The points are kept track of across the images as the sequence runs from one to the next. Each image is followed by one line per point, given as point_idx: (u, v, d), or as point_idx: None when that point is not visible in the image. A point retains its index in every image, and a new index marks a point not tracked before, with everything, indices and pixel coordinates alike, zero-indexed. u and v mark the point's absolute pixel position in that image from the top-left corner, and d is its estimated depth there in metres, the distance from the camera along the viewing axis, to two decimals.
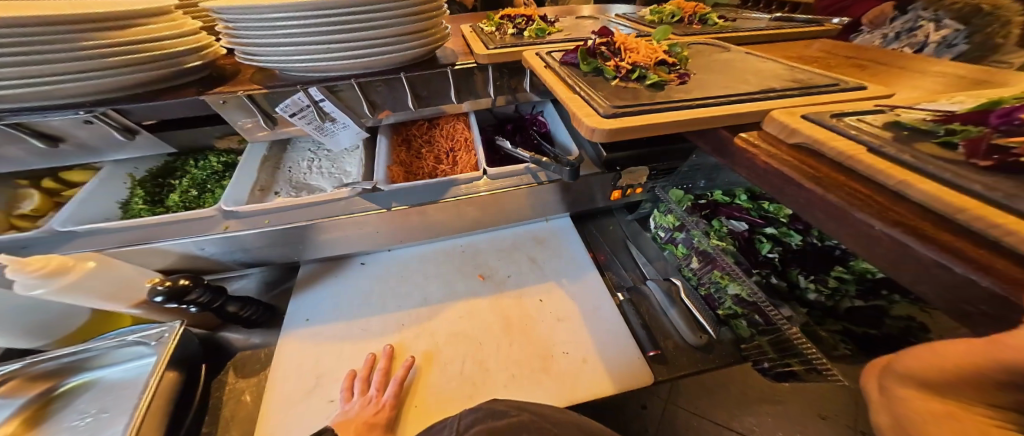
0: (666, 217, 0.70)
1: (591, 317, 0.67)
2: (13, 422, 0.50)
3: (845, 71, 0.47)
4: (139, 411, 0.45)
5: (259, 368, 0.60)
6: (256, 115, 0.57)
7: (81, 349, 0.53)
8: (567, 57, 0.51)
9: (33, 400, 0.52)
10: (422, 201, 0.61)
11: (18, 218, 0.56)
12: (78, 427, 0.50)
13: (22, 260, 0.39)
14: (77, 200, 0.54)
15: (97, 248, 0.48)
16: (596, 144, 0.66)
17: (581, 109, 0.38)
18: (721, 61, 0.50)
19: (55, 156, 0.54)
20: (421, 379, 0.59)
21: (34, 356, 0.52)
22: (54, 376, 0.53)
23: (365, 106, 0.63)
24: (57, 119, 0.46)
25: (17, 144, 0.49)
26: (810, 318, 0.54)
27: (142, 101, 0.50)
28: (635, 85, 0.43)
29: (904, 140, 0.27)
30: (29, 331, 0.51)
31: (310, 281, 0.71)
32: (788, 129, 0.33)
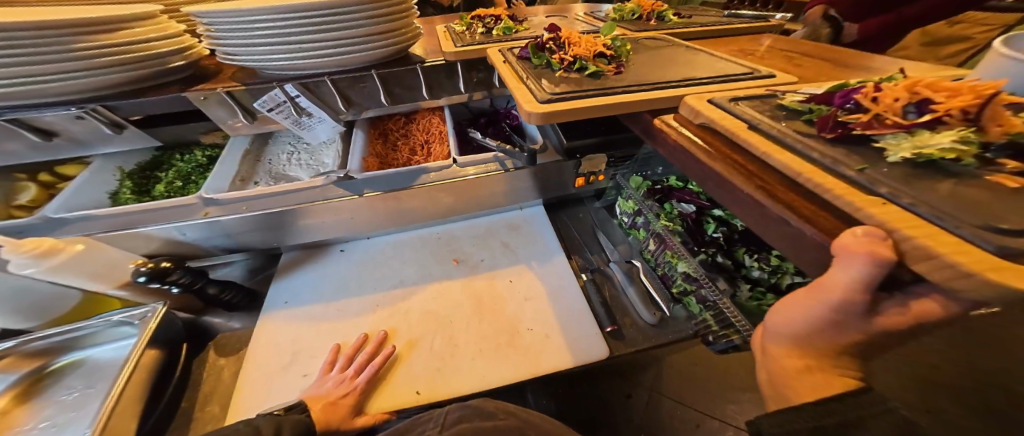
0: (627, 204, 0.74)
1: (556, 296, 0.71)
2: (8, 395, 0.55)
3: (773, 64, 0.52)
4: (118, 387, 0.48)
5: (239, 348, 0.64)
6: (237, 111, 0.61)
7: (70, 328, 0.56)
8: (522, 52, 0.55)
9: (27, 376, 0.56)
10: (394, 186, 0.66)
11: (18, 209, 0.60)
12: (66, 401, 0.55)
13: (18, 241, 0.43)
14: (72, 188, 0.58)
15: (87, 233, 0.52)
16: (558, 132, 0.70)
17: (522, 97, 0.42)
18: (664, 52, 0.53)
19: (50, 149, 0.57)
20: (399, 355, 0.63)
21: (25, 335, 0.55)
22: (45, 355, 0.57)
23: (339, 101, 0.66)
24: (50, 115, 0.51)
25: (17, 139, 0.53)
26: (750, 293, 0.58)
27: (129, 98, 0.54)
28: (576, 75, 0.46)
29: (781, 119, 0.31)
30: (23, 311, 0.55)
31: (291, 267, 0.75)
32: (696, 112, 0.35)
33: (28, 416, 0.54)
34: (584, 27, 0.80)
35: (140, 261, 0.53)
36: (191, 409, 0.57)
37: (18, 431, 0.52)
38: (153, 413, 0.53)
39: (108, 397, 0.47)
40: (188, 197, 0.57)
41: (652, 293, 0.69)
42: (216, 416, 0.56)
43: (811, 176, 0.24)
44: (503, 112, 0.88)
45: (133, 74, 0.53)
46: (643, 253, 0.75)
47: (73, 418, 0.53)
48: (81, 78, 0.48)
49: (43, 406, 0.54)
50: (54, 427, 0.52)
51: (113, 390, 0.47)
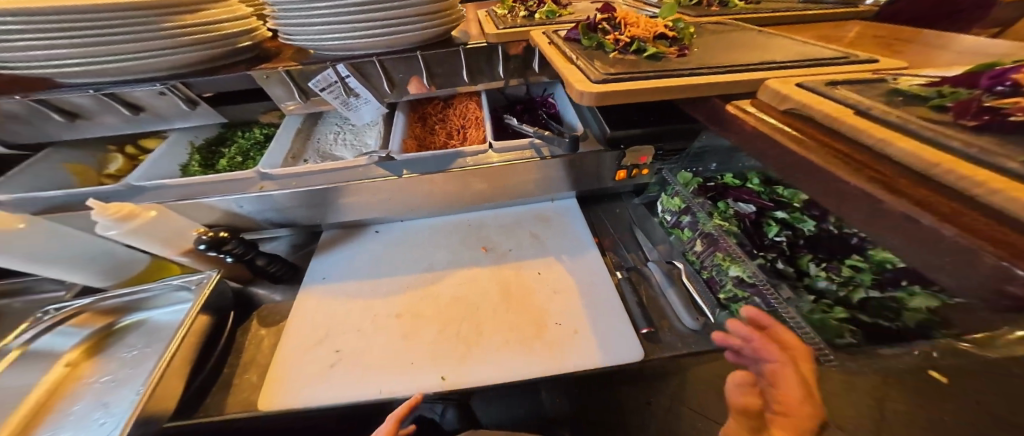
0: (672, 201, 0.72)
1: (588, 293, 0.68)
2: (78, 349, 0.59)
3: (869, 51, 0.45)
4: (170, 352, 0.51)
5: (279, 319, 0.67)
6: (293, 90, 0.62)
7: (141, 290, 0.61)
8: (569, 33, 0.48)
9: (97, 331, 0.61)
10: (430, 170, 0.65)
11: (107, 177, 0.65)
12: (129, 358, 0.59)
13: (105, 205, 0.47)
14: (150, 160, 0.62)
15: (161, 201, 0.57)
16: (602, 123, 0.65)
17: (573, 79, 0.38)
18: (738, 33, 0.47)
19: (137, 122, 0.60)
20: (431, 339, 0.64)
21: (101, 292, 0.60)
22: (114, 313, 0.62)
23: (385, 83, 0.66)
24: (140, 91, 0.53)
25: (110, 113, 0.56)
26: (813, 302, 0.53)
27: (204, 77, 0.55)
28: (633, 58, 0.40)
29: (898, 105, 0.26)
30: (103, 272, 0.59)
31: (331, 244, 0.78)
32: (782, 96, 0.30)
33: (95, 369, 0.58)
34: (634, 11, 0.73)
35: (203, 230, 0.57)
36: (230, 376, 0.59)
37: (89, 382, 0.56)
38: (198, 375, 0.55)
39: (163, 357, 0.50)
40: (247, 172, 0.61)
41: (695, 298, 0.64)
42: (250, 386, 0.57)
43: (952, 166, 0.18)
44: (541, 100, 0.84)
45: (210, 53, 0.54)
46: (685, 254, 0.70)
47: (132, 374, 0.57)
48: (167, 54, 0.50)
49: (107, 361, 0.59)
50: (115, 382, 0.56)
51: (166, 355, 0.51)
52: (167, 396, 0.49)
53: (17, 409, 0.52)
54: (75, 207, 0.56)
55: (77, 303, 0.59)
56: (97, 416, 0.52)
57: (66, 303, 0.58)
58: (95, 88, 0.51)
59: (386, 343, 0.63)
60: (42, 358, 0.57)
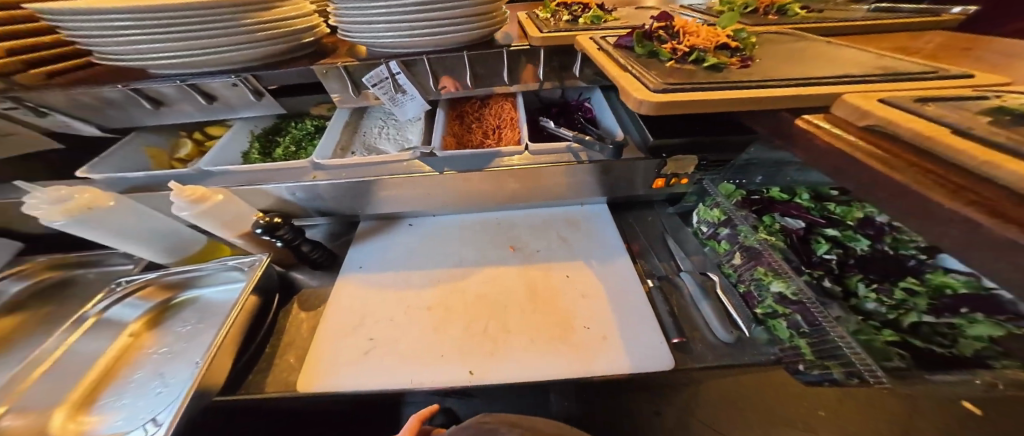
0: (711, 212, 0.70)
1: (618, 299, 0.68)
2: (140, 320, 0.64)
3: (953, 64, 0.42)
4: (224, 330, 0.54)
5: (317, 304, 0.70)
6: (348, 85, 0.65)
7: (196, 268, 0.65)
8: (623, 41, 0.47)
9: (156, 306, 0.66)
10: (468, 167, 0.67)
11: (178, 161, 0.70)
12: (183, 331, 0.63)
13: (183, 187, 0.53)
14: (217, 148, 0.66)
15: (226, 186, 0.61)
16: (644, 129, 0.64)
17: (631, 86, 0.37)
18: (806, 43, 0.45)
19: (210, 112, 0.64)
20: (459, 333, 0.65)
21: (163, 268, 0.66)
22: (173, 289, 0.67)
23: (431, 80, 0.69)
24: (218, 82, 0.57)
25: (188, 102, 0.60)
26: (864, 324, 0.49)
27: (273, 70, 0.59)
28: (691, 68, 0.39)
29: (1010, 125, 0.24)
30: (165, 250, 0.64)
31: (368, 234, 0.82)
32: (860, 112, 0.28)
33: (153, 340, 0.62)
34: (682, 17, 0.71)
35: (262, 215, 0.61)
36: (272, 356, 0.61)
37: (148, 352, 0.61)
38: (248, 351, 0.58)
39: (222, 331, 0.54)
40: (300, 161, 0.64)
41: (730, 312, 0.63)
42: (285, 369, 0.59)
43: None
44: (576, 104, 0.83)
45: (280, 48, 0.57)
46: (721, 266, 0.70)
47: (186, 348, 0.61)
48: (245, 48, 0.53)
49: (165, 334, 0.63)
50: (171, 355, 0.60)
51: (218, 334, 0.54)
52: (218, 371, 0.52)
53: (87, 372, 0.57)
54: (154, 188, 0.62)
55: (145, 277, 0.65)
56: (157, 385, 0.56)
57: (134, 277, 0.64)
58: (182, 79, 0.55)
59: (418, 334, 0.64)
60: (111, 327, 0.63)
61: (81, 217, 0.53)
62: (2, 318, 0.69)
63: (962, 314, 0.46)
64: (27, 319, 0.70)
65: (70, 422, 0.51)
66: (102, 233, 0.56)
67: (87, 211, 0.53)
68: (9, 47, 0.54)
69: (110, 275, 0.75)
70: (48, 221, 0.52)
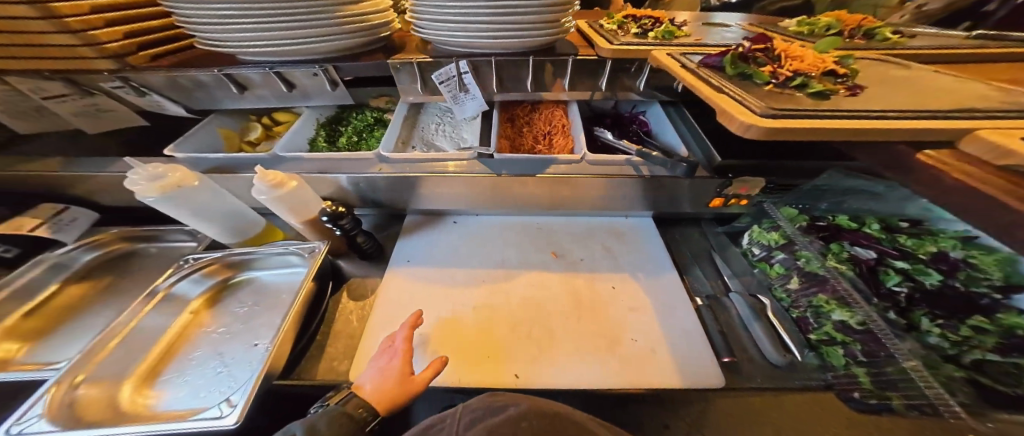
0: (769, 234, 0.70)
1: (665, 314, 0.68)
2: (201, 299, 0.66)
3: None
4: (289, 316, 0.55)
5: (366, 294, 0.71)
6: (417, 81, 0.67)
7: (258, 251, 0.68)
8: (710, 60, 0.47)
9: (216, 285, 0.68)
10: (525, 172, 0.67)
11: (247, 143, 0.75)
12: (239, 312, 0.65)
13: (266, 172, 0.55)
14: (291, 132, 0.69)
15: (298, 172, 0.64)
16: (710, 146, 0.63)
17: (731, 106, 0.37)
18: (914, 72, 0.43)
19: (288, 99, 0.66)
20: (507, 335, 0.65)
21: (227, 248, 0.69)
22: (234, 269, 0.70)
23: (494, 82, 0.70)
24: (301, 71, 0.60)
25: (270, 88, 0.63)
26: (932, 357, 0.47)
27: (351, 61, 0.61)
28: (794, 93, 0.38)
29: None
30: (224, 231, 0.67)
31: (414, 229, 0.83)
32: (1001, 151, 0.27)
33: (212, 318, 0.64)
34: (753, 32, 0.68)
35: (328, 203, 0.63)
36: (321, 343, 0.62)
37: (206, 330, 0.62)
38: (302, 339, 0.59)
39: (290, 312, 0.56)
40: (367, 153, 0.67)
41: (782, 337, 0.62)
42: (332, 356, 0.60)
43: None
44: (629, 116, 0.81)
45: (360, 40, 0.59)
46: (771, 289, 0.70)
47: (242, 330, 0.62)
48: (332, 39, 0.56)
49: (222, 313, 0.64)
50: (229, 334, 0.61)
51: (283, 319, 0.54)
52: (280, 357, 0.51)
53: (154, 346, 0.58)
54: (231, 171, 0.66)
55: (209, 256, 0.67)
56: (217, 363, 0.56)
57: (201, 255, 0.67)
58: (269, 67, 0.58)
59: (467, 332, 0.65)
60: (173, 303, 0.63)
61: (172, 194, 0.57)
62: (72, 285, 0.73)
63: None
64: (101, 283, 0.75)
65: (138, 396, 0.51)
66: (185, 210, 0.60)
67: (178, 189, 0.57)
68: (127, 31, 0.59)
69: (178, 249, 0.80)
70: (143, 196, 0.56)
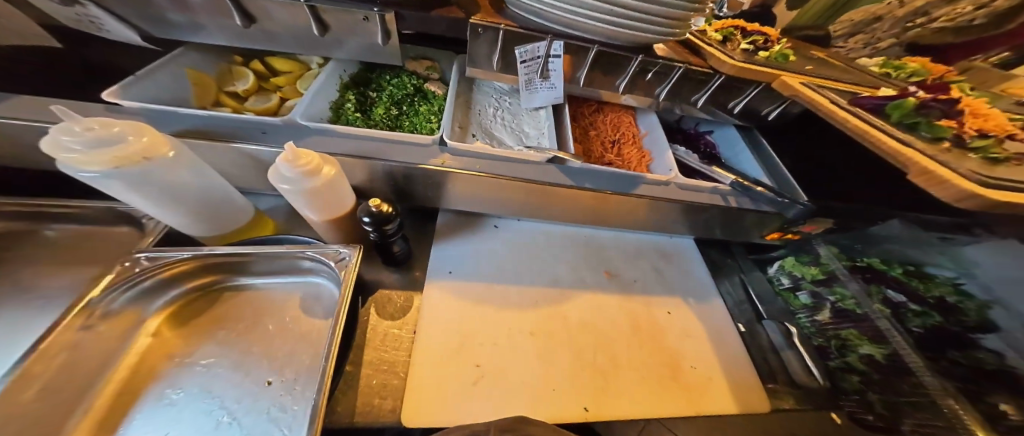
0: (807, 268, 0.72)
1: (715, 340, 0.68)
2: (160, 316, 0.51)
3: None
4: (332, 349, 0.41)
5: (402, 310, 0.60)
6: (497, 51, 0.52)
7: (247, 252, 0.51)
8: (866, 102, 0.44)
9: (182, 295, 0.54)
10: (611, 189, 0.59)
11: (227, 94, 0.60)
12: (228, 337, 0.50)
13: (298, 153, 0.39)
14: (309, 92, 0.52)
15: (329, 152, 0.48)
16: (790, 179, 0.61)
17: (934, 165, 0.33)
18: None
19: (315, 45, 0.48)
20: (571, 363, 0.59)
21: (196, 247, 0.50)
22: (219, 273, 0.55)
23: (583, 72, 0.58)
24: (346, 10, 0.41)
25: (295, 24, 0.44)
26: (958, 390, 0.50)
27: (421, 10, 0.44)
28: (971, 148, 0.35)
29: None
30: (195, 216, 0.49)
31: (449, 230, 0.72)
32: None
33: (185, 344, 0.50)
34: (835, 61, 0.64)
35: (375, 200, 0.49)
36: (349, 378, 0.49)
37: (175, 361, 0.48)
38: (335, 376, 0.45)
39: (333, 338, 0.43)
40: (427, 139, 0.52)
41: (806, 361, 0.68)
42: (374, 391, 0.50)
43: None
44: (695, 134, 0.79)
45: None
46: (794, 316, 0.74)
47: (237, 359, 0.48)
48: None
49: (206, 334, 0.51)
50: (222, 367, 0.47)
51: (326, 353, 0.40)
52: None
53: (103, 389, 0.44)
54: (228, 139, 0.47)
55: (173, 256, 0.50)
56: (215, 406, 0.43)
57: (160, 254, 0.49)
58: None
59: (527, 361, 0.57)
60: (116, 321, 0.47)
61: (132, 172, 0.38)
62: None
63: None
64: None
65: None
66: (147, 192, 0.41)
67: (140, 166, 0.38)
68: None
69: (118, 236, 0.57)
70: (75, 168, 0.36)
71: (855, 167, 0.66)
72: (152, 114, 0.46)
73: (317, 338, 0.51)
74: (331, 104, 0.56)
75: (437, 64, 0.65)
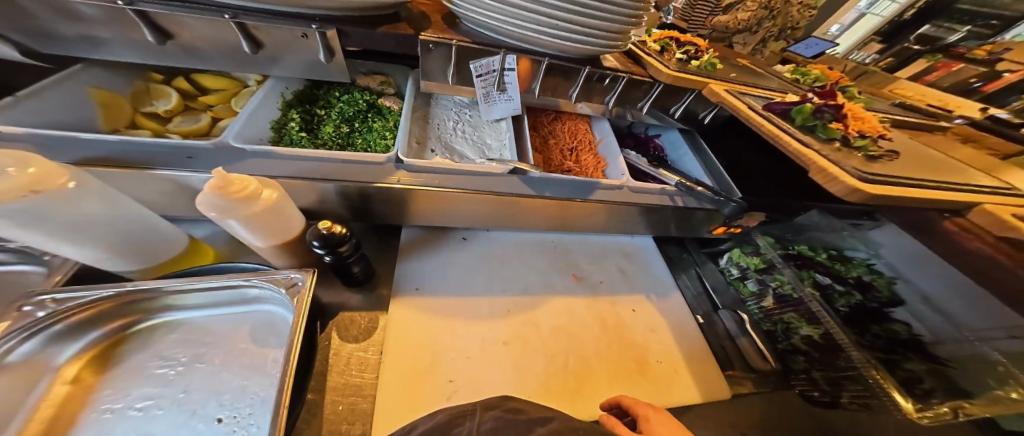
0: (749, 257, 0.79)
1: (677, 332, 0.73)
2: (77, 363, 0.44)
3: (988, 169, 0.54)
4: (286, 379, 0.38)
5: (366, 332, 0.57)
6: (450, 67, 0.52)
7: (183, 287, 0.46)
8: (775, 106, 0.48)
9: (105, 337, 0.47)
10: (571, 195, 0.62)
11: (148, 114, 0.56)
12: (168, 376, 0.45)
13: (229, 179, 0.36)
14: (244, 113, 0.48)
15: (272, 176, 0.46)
16: (728, 178, 0.67)
17: (827, 164, 0.38)
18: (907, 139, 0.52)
19: (250, 63, 0.45)
20: (543, 369, 0.60)
21: (118, 284, 0.45)
22: (145, 310, 0.49)
23: (537, 84, 0.59)
24: (284, 27, 0.39)
25: (220, 37, 0.41)
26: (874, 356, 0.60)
27: (365, 28, 0.43)
28: (857, 150, 0.41)
29: None
30: (118, 250, 0.43)
31: (415, 247, 0.70)
32: (1001, 224, 0.36)
33: (108, 389, 0.43)
34: (757, 67, 0.72)
35: (325, 222, 0.46)
36: (303, 416, 0.45)
37: (99, 409, 0.41)
38: (296, 408, 0.42)
39: (285, 370, 0.39)
40: (378, 156, 0.51)
41: (759, 346, 0.74)
42: (340, 418, 0.47)
43: None
44: (645, 138, 0.84)
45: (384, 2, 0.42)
46: (745, 304, 0.80)
47: (171, 402, 0.42)
48: None
49: (135, 377, 0.44)
50: (162, 408, 0.41)
51: (280, 384, 0.37)
52: None
53: None
54: (147, 166, 0.42)
55: (92, 295, 0.44)
56: None
57: (73, 294, 0.43)
58: (229, 13, 0.37)
59: (499, 370, 0.57)
60: (21, 370, 0.40)
61: (13, 209, 0.31)
62: None
63: (940, 361, 0.58)
64: None
65: None
66: (40, 229, 0.35)
67: (25, 200, 0.32)
68: None
69: None
70: None
71: (779, 164, 0.75)
72: (46, 141, 0.41)
73: (270, 370, 0.47)
74: (273, 123, 0.53)
75: (390, 79, 0.64)
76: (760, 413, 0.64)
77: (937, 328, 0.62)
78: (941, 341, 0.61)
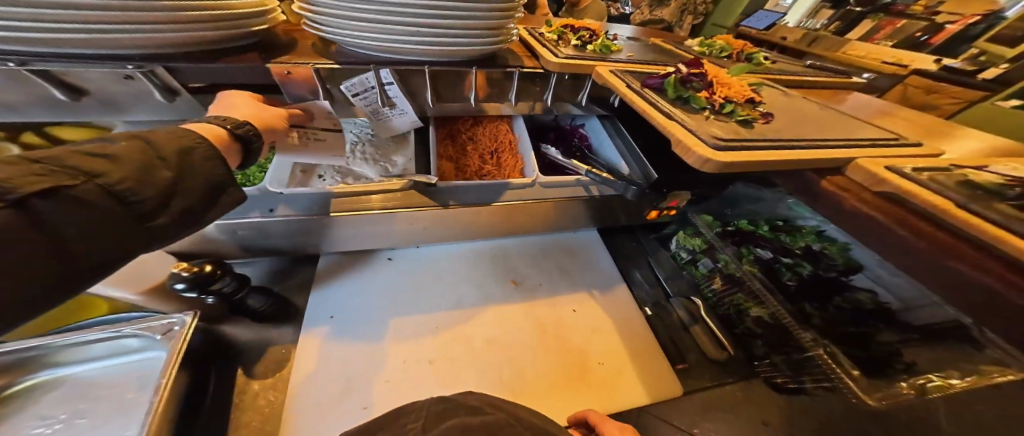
0: (692, 239, 0.76)
1: (621, 328, 0.70)
2: None
3: (894, 125, 0.52)
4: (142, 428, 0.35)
5: (276, 368, 0.54)
6: (319, 94, 0.48)
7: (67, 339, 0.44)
8: (652, 81, 0.46)
9: None
10: (478, 201, 0.60)
11: None
12: None
13: None
14: None
15: None
16: (644, 162, 0.65)
17: (684, 135, 0.36)
18: (797, 100, 0.51)
19: (82, 113, 0.41)
20: (474, 386, 0.56)
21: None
22: (18, 368, 0.45)
23: (428, 94, 0.56)
24: (93, 70, 0.36)
25: (26, 89, 0.37)
26: (818, 330, 0.57)
27: (200, 62, 0.40)
28: (727, 119, 0.40)
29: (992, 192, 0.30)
30: None
31: (332, 274, 0.67)
32: (874, 178, 0.34)
33: None
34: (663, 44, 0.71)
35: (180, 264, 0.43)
36: None
37: None
38: None
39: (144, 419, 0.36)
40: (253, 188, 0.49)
41: (716, 333, 0.68)
42: None
43: None
44: (570, 130, 0.83)
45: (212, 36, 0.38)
46: (699, 288, 0.77)
47: None
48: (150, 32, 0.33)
49: None
50: None
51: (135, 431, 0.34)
52: None
53: None
54: None
55: None
56: None
57: None
58: (14, 60, 0.33)
59: (422, 394, 0.54)
60: None
61: None
62: None
63: (903, 328, 0.55)
64: None
65: None
66: None
67: None
68: None
69: None
70: None
71: None
72: None
73: None
74: None
75: None
76: (723, 407, 0.60)
77: (895, 292, 0.59)
78: (907, 308, 0.57)
